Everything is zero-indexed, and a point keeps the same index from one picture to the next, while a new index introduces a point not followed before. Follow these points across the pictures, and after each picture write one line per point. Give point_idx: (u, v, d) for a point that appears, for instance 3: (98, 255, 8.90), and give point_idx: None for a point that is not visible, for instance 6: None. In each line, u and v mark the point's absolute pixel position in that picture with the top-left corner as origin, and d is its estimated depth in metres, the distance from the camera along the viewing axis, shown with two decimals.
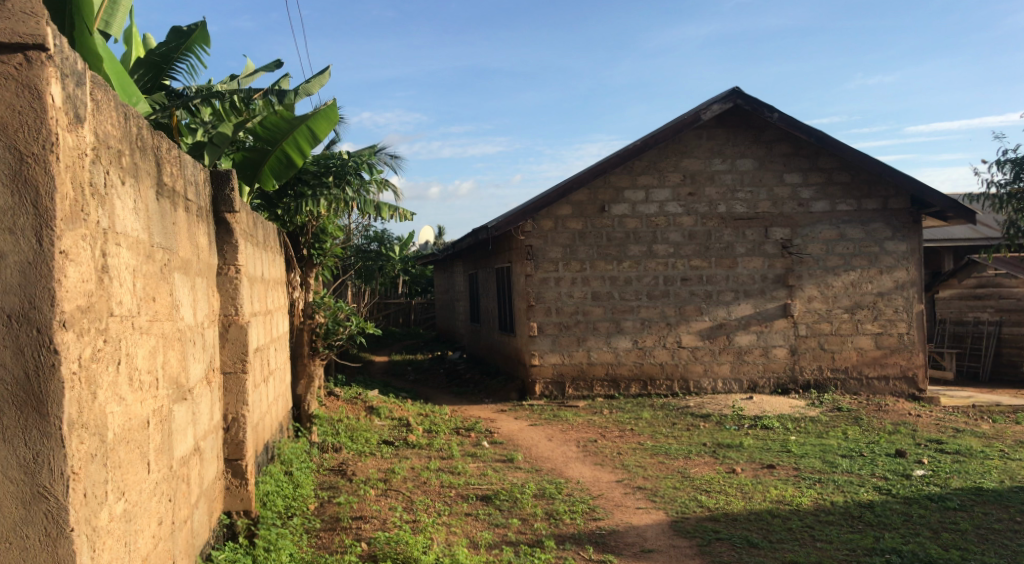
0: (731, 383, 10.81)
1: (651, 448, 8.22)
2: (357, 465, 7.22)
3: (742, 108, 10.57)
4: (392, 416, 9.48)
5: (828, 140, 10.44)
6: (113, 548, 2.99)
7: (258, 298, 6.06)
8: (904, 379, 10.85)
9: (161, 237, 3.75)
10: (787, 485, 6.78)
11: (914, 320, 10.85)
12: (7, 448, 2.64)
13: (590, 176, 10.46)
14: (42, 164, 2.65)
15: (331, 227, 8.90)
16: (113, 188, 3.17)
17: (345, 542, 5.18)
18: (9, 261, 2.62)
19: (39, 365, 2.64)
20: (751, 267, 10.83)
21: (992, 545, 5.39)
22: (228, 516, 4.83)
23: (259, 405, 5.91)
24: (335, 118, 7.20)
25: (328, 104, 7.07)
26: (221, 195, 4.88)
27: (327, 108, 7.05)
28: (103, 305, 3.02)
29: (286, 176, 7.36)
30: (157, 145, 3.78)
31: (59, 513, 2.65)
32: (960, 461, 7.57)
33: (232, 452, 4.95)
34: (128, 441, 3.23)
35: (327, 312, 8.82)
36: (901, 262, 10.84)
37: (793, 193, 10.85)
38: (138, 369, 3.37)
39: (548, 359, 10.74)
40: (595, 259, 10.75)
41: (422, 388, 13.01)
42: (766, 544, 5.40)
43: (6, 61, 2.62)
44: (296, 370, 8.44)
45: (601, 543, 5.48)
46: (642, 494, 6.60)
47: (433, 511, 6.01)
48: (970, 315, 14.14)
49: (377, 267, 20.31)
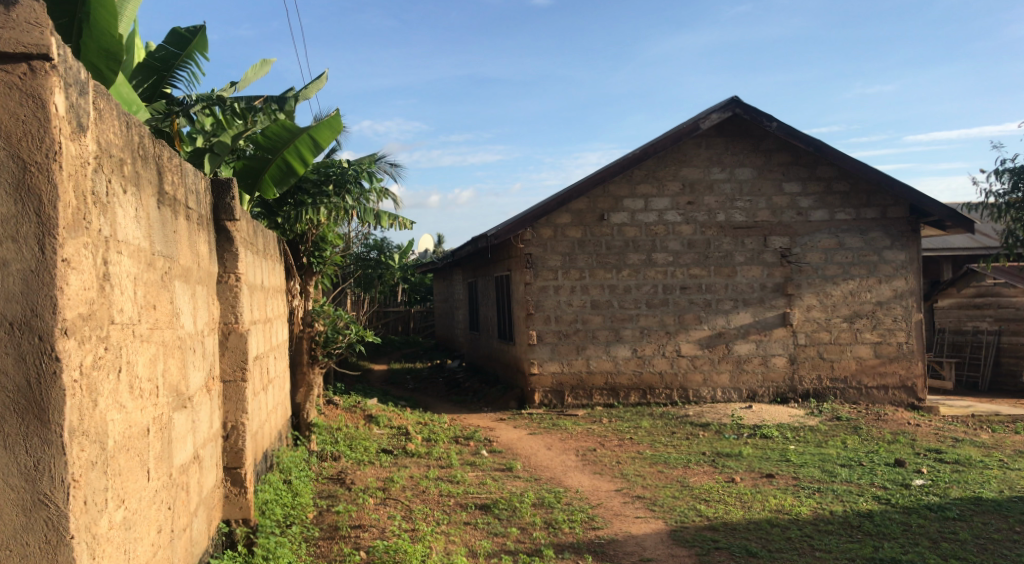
0: (731, 392, 10.82)
1: (651, 457, 8.22)
2: (356, 473, 7.21)
3: (742, 117, 10.62)
4: (391, 425, 9.48)
5: (827, 150, 10.47)
6: (112, 556, 2.99)
7: (258, 306, 6.08)
8: (903, 388, 10.86)
9: (162, 245, 3.76)
10: (787, 495, 6.78)
11: (914, 329, 10.86)
12: (7, 456, 2.64)
13: (589, 184, 10.49)
14: (45, 173, 2.66)
15: (331, 235, 8.90)
16: (115, 196, 3.18)
17: (344, 551, 5.17)
18: (11, 269, 2.62)
19: (40, 373, 2.64)
20: (750, 275, 10.85)
21: (992, 555, 5.39)
22: (227, 524, 4.82)
23: (259, 412, 5.93)
24: (337, 127, 7.18)
25: (331, 113, 7.05)
26: (221, 203, 4.89)
27: (330, 118, 7.04)
28: (105, 312, 3.02)
29: (287, 184, 7.40)
30: (159, 153, 3.80)
31: (59, 520, 2.66)
32: (959, 470, 7.58)
33: (231, 460, 4.95)
34: (128, 448, 3.23)
35: (326, 320, 8.76)
36: (900, 271, 10.86)
37: (793, 202, 10.88)
38: (138, 377, 3.37)
39: (548, 368, 10.75)
40: (594, 267, 10.76)
41: (421, 396, 13.01)
42: (766, 553, 5.40)
43: (10, 70, 2.64)
44: (295, 378, 8.44)
45: (600, 552, 5.49)
46: (641, 503, 6.60)
47: (432, 519, 6.01)
48: (969, 324, 14.17)
49: (377, 275, 20.35)
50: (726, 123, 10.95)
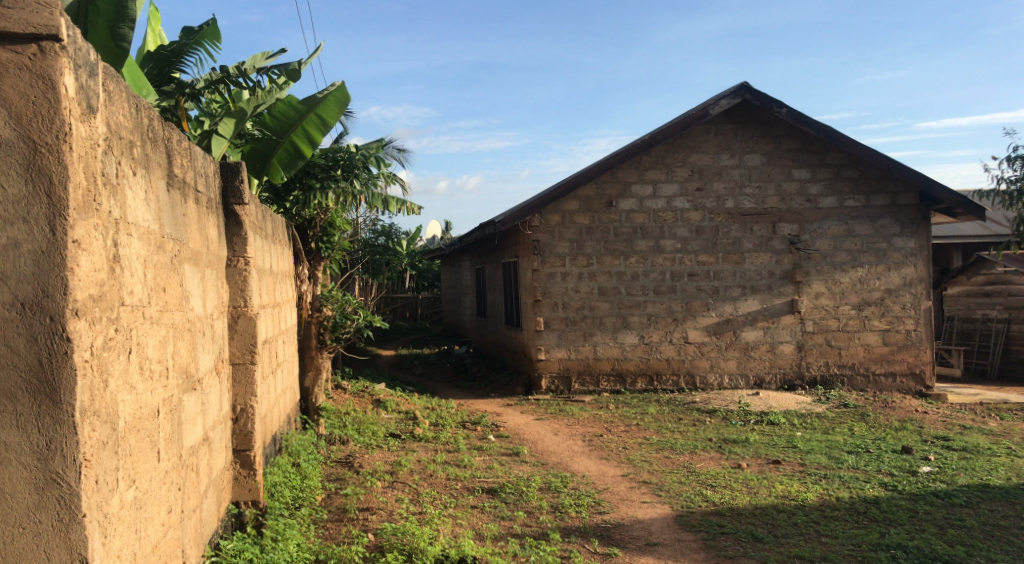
0: (737, 379, 10.82)
1: (657, 443, 8.23)
2: (363, 457, 7.24)
3: (751, 103, 10.56)
4: (399, 409, 9.52)
5: (838, 136, 10.42)
6: (124, 535, 3.02)
7: (266, 290, 6.14)
8: (911, 376, 10.85)
9: (172, 227, 3.78)
10: (793, 481, 6.80)
11: (922, 317, 10.83)
12: (20, 434, 2.67)
13: (597, 170, 10.46)
14: (55, 154, 2.67)
15: (339, 220, 8.86)
16: (124, 178, 3.20)
17: (352, 533, 5.21)
18: (22, 249, 2.65)
19: (51, 353, 2.66)
20: (758, 262, 10.83)
21: (998, 541, 5.39)
22: (236, 506, 4.86)
23: (268, 396, 5.99)
24: (343, 102, 7.34)
25: (337, 87, 7.16)
26: (230, 186, 4.89)
27: (337, 91, 7.16)
28: (115, 294, 3.04)
29: (294, 167, 7.48)
30: (167, 136, 3.79)
31: (71, 498, 2.68)
32: (966, 458, 7.57)
33: (240, 442, 4.98)
34: (139, 430, 3.27)
35: (335, 304, 8.77)
36: (909, 258, 10.81)
37: (801, 188, 10.83)
38: (148, 359, 3.41)
39: (555, 354, 10.76)
40: (602, 254, 10.75)
41: (429, 382, 13.04)
42: (770, 538, 5.42)
43: (20, 51, 2.65)
44: (304, 362, 8.51)
45: (606, 536, 5.51)
46: (647, 488, 6.62)
47: (439, 503, 6.05)
48: (978, 313, 14.10)
49: (384, 261, 20.37)
50: (738, 109, 10.89)
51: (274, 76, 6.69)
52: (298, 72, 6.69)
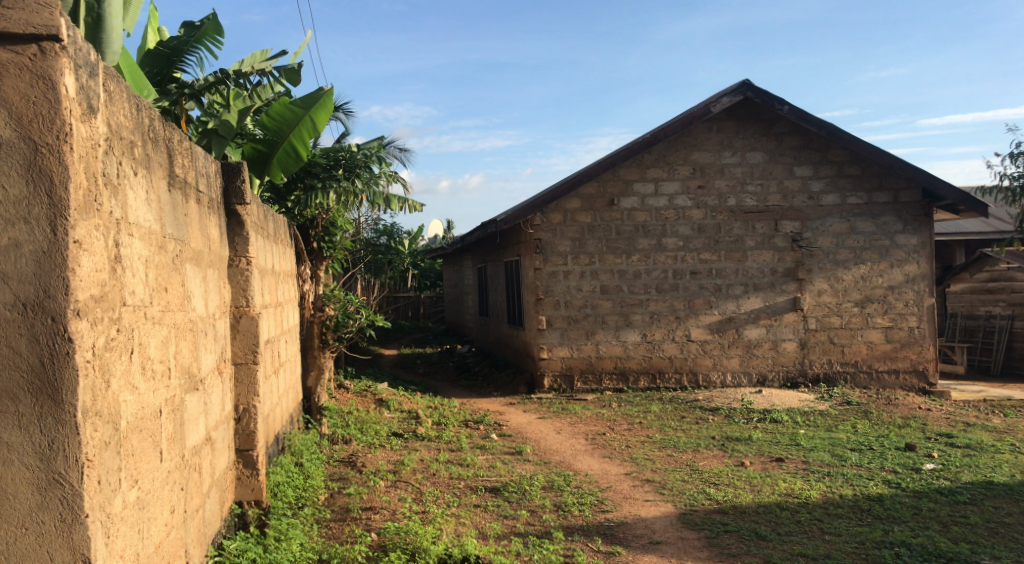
0: (740, 376, 10.80)
1: (660, 441, 8.23)
2: (366, 457, 7.23)
3: (753, 101, 10.54)
4: (402, 408, 9.53)
5: (840, 133, 10.41)
6: (126, 534, 3.01)
7: (269, 290, 6.14)
8: (915, 373, 10.83)
9: (173, 227, 3.77)
10: (796, 478, 6.78)
11: (926, 313, 10.81)
12: (23, 436, 2.67)
13: (600, 168, 10.43)
14: (56, 154, 2.67)
15: (341, 220, 8.91)
16: (125, 178, 3.19)
17: (355, 533, 5.21)
18: (24, 249, 2.64)
19: (53, 353, 2.66)
20: (761, 260, 10.81)
21: (1002, 538, 5.38)
22: (239, 506, 4.85)
23: (270, 395, 6.00)
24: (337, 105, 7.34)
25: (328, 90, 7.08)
26: (231, 187, 4.91)
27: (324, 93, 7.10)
28: (116, 294, 3.03)
29: (294, 167, 7.45)
30: (167, 136, 3.78)
31: (74, 498, 2.68)
32: (970, 455, 7.54)
33: (243, 441, 4.98)
34: (140, 430, 3.25)
35: (337, 304, 8.83)
36: (912, 255, 10.78)
37: (804, 185, 10.82)
38: (149, 359, 3.39)
39: (557, 353, 10.75)
40: (604, 252, 10.73)
41: (432, 381, 13.05)
42: (774, 536, 5.42)
43: (20, 51, 2.65)
44: (306, 361, 8.51)
45: (609, 534, 5.50)
46: (651, 486, 6.62)
47: (442, 502, 6.04)
48: (981, 309, 14.09)
49: (387, 261, 20.38)
50: (740, 106, 10.87)
51: (274, 76, 6.70)
52: (297, 73, 6.71)
